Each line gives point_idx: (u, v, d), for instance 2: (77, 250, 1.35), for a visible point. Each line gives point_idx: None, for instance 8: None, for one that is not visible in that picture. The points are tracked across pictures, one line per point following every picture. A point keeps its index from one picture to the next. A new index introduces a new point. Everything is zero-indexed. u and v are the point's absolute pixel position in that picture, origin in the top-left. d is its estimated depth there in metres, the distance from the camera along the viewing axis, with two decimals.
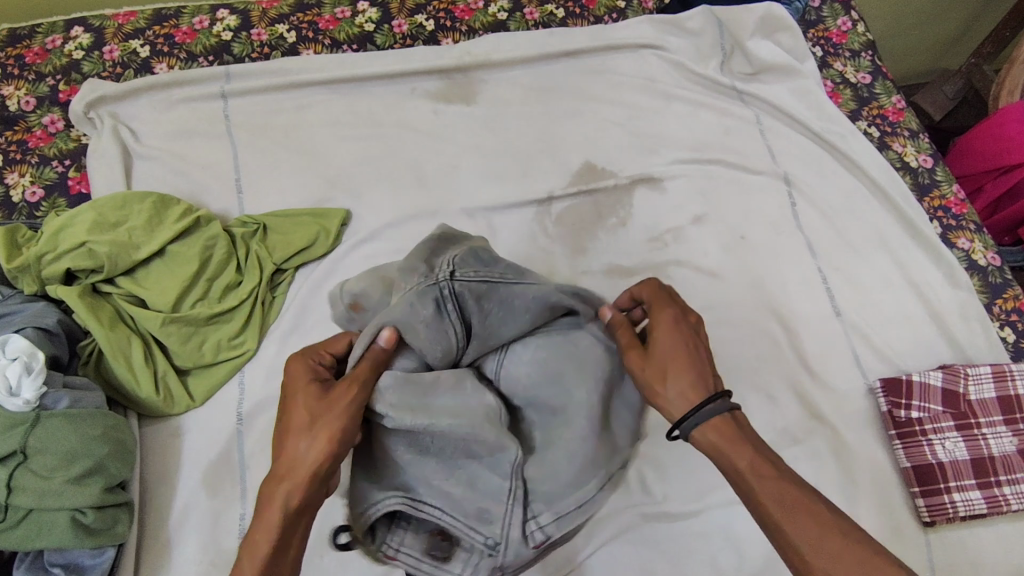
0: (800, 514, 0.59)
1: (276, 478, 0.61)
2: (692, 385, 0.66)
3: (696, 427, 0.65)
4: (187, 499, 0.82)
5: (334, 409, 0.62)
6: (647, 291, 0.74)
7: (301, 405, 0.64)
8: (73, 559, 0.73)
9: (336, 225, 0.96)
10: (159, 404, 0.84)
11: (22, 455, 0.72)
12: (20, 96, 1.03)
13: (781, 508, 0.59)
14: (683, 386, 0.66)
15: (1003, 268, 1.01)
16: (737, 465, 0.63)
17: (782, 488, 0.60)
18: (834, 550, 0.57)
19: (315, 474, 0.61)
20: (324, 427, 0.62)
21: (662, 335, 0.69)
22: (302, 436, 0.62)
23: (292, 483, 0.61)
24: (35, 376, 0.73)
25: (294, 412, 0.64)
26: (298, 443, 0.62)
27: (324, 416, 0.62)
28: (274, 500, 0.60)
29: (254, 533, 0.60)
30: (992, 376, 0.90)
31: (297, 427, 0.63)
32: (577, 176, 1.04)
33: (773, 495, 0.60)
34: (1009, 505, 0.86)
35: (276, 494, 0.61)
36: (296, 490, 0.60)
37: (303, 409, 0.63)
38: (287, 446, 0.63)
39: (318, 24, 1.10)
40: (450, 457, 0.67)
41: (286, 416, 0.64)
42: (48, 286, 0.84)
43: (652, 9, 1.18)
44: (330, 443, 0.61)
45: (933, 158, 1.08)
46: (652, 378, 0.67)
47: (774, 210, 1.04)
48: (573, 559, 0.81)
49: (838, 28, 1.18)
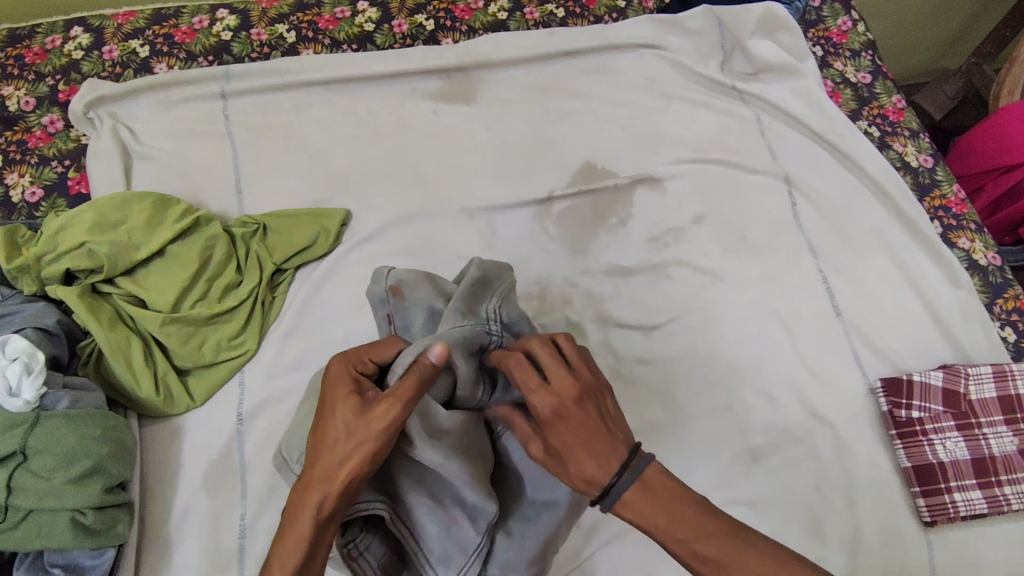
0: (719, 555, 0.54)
1: (308, 483, 0.56)
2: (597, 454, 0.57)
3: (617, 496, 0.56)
4: (187, 500, 0.82)
5: (373, 423, 0.57)
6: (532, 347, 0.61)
7: (340, 411, 0.58)
8: (73, 560, 0.73)
9: (336, 225, 0.95)
10: (160, 405, 0.83)
11: (22, 455, 0.72)
12: (19, 96, 1.03)
13: (712, 557, 0.54)
14: (589, 467, 0.57)
15: (1003, 267, 1.01)
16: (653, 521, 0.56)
17: (708, 532, 0.55)
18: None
19: (350, 486, 0.56)
20: (359, 437, 0.56)
21: (559, 419, 0.58)
22: (338, 446, 0.56)
23: (322, 496, 0.55)
24: (34, 377, 0.73)
25: (329, 416, 0.59)
26: (333, 450, 0.57)
27: (365, 429, 0.57)
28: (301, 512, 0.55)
29: (283, 536, 0.56)
30: (993, 376, 0.90)
31: (333, 435, 0.57)
32: (577, 176, 1.04)
33: (693, 538, 0.55)
34: (1010, 505, 0.86)
35: (304, 505, 0.55)
36: (326, 505, 0.55)
37: (343, 417, 0.58)
38: (321, 456, 0.57)
39: (318, 24, 1.10)
40: (440, 499, 0.64)
41: (322, 422, 0.59)
42: (48, 286, 0.84)
43: (652, 8, 1.18)
44: (368, 459, 0.56)
45: (933, 158, 1.08)
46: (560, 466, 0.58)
47: (775, 210, 1.04)
48: (573, 560, 0.81)
49: (838, 27, 1.18)
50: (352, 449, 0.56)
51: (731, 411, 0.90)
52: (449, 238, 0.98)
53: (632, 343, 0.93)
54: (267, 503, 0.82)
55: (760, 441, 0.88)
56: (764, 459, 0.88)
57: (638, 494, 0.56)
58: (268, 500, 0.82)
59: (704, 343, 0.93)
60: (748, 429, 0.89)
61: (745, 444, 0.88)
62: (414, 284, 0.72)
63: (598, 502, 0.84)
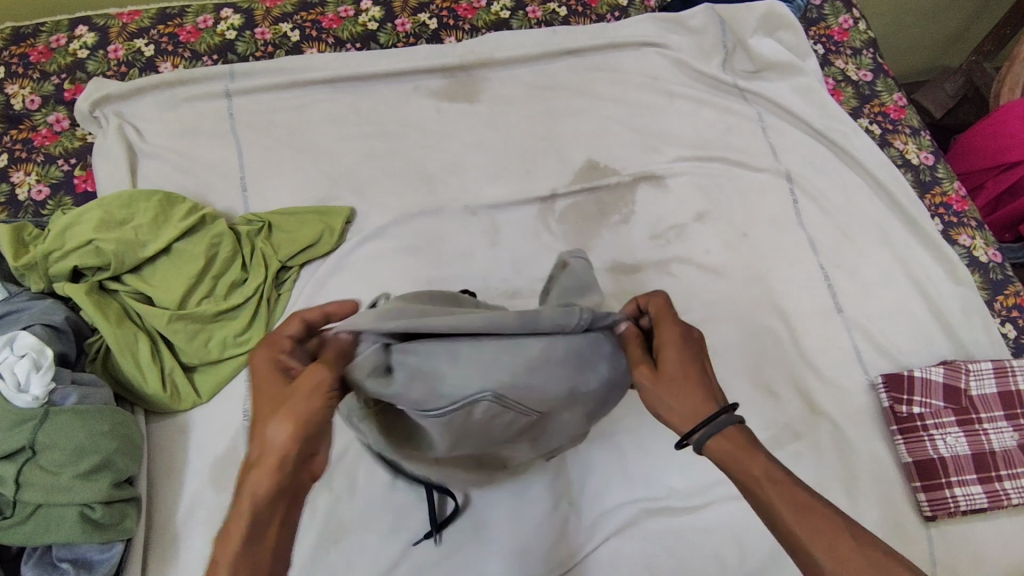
0: (821, 525, 0.52)
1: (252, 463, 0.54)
2: (700, 397, 0.58)
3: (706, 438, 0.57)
4: (194, 495, 0.83)
5: (296, 401, 0.54)
6: (654, 299, 0.65)
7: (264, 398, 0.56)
8: (81, 555, 0.73)
9: (340, 223, 0.96)
10: (166, 401, 0.84)
11: (30, 450, 0.72)
12: (25, 95, 1.03)
13: (796, 510, 0.53)
14: (692, 398, 0.58)
15: (1004, 264, 1.01)
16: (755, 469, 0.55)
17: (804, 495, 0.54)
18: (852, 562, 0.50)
19: (287, 456, 0.53)
20: (291, 407, 0.54)
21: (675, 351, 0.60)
22: (275, 419, 0.54)
23: (263, 473, 0.52)
24: (44, 373, 0.73)
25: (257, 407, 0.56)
26: (257, 435, 0.55)
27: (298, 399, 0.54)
28: (238, 503, 0.52)
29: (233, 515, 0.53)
30: (993, 371, 0.90)
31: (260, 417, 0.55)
32: (579, 174, 1.04)
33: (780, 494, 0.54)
34: (1010, 500, 0.86)
35: (240, 495, 0.53)
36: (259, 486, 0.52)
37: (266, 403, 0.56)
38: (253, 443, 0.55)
39: (321, 23, 1.11)
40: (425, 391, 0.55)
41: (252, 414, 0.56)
42: (55, 283, 0.85)
43: (654, 7, 1.18)
44: (299, 432, 0.53)
45: (934, 156, 1.09)
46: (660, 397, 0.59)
47: (776, 207, 1.04)
48: (576, 554, 0.82)
49: (839, 26, 1.18)
50: (280, 430, 0.53)
51: (732, 407, 0.90)
52: (452, 236, 0.99)
53: None
54: None
55: (761, 436, 0.89)
56: None
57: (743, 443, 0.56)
58: None
59: (706, 338, 0.94)
60: (749, 424, 0.90)
61: None
62: (581, 275, 0.71)
63: (600, 497, 0.85)
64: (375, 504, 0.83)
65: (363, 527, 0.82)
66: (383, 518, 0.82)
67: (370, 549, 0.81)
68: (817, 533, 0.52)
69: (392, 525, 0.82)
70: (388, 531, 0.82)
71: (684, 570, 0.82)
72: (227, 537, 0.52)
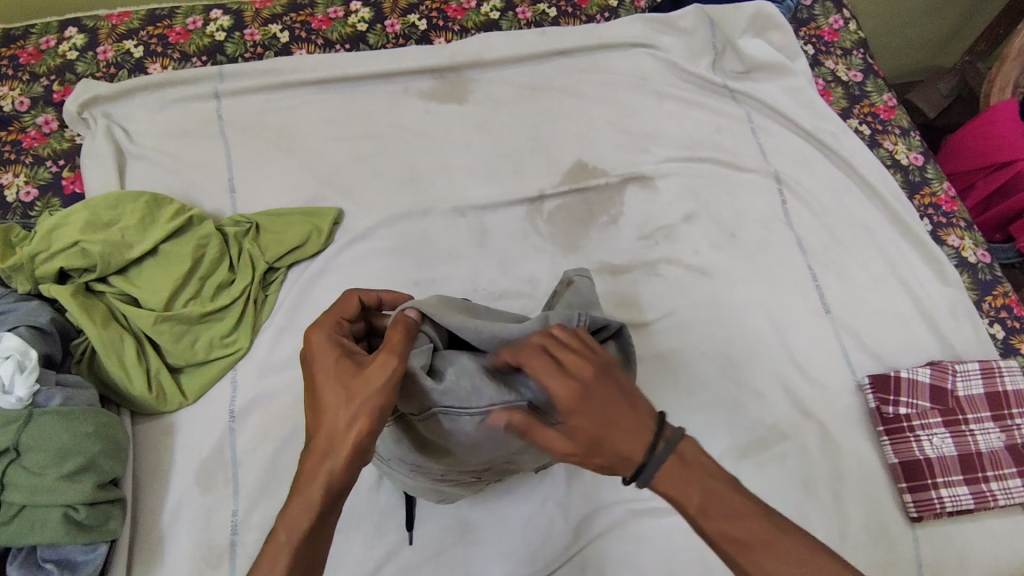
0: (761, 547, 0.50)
1: (315, 451, 0.51)
2: (621, 442, 0.51)
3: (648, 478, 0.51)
4: (180, 495, 0.83)
5: (373, 382, 0.52)
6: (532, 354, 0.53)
7: (327, 378, 0.54)
8: (65, 556, 0.74)
9: (328, 224, 0.96)
10: (152, 402, 0.84)
11: (14, 452, 0.72)
12: (14, 96, 1.03)
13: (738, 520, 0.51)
14: (625, 442, 0.51)
15: (992, 265, 1.01)
16: (688, 504, 0.51)
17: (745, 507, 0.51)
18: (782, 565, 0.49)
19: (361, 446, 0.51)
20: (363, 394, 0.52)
21: (587, 396, 0.51)
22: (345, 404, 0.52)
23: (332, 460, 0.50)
24: (27, 375, 0.73)
25: (320, 387, 0.54)
26: (325, 414, 0.52)
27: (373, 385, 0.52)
28: (303, 486, 0.50)
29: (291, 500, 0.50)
30: (980, 372, 0.90)
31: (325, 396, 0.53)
32: (568, 174, 1.04)
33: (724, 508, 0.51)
34: (997, 501, 0.86)
35: (308, 479, 0.50)
36: (333, 472, 0.50)
37: (336, 383, 0.53)
38: (320, 425, 0.52)
39: (311, 24, 1.11)
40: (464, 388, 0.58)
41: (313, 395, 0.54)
42: (41, 285, 0.85)
43: (644, 7, 1.18)
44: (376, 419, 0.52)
45: (924, 156, 1.09)
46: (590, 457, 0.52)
47: (765, 208, 1.04)
48: (562, 554, 0.82)
49: (829, 26, 1.18)
50: (355, 413, 0.52)
51: (719, 408, 0.90)
52: (440, 237, 0.99)
53: None
54: (259, 498, 0.83)
55: (747, 437, 0.89)
56: (752, 455, 0.88)
57: (683, 468, 0.51)
58: (259, 496, 0.83)
59: (694, 339, 0.94)
60: (736, 425, 0.90)
61: (733, 440, 0.89)
62: (585, 289, 0.71)
63: (586, 498, 0.85)
64: (360, 505, 0.83)
65: (349, 528, 0.82)
66: (369, 519, 0.82)
67: (356, 549, 0.81)
68: (758, 552, 0.50)
69: (378, 526, 0.82)
70: (373, 531, 0.82)
71: (669, 571, 0.82)
72: (291, 524, 0.49)
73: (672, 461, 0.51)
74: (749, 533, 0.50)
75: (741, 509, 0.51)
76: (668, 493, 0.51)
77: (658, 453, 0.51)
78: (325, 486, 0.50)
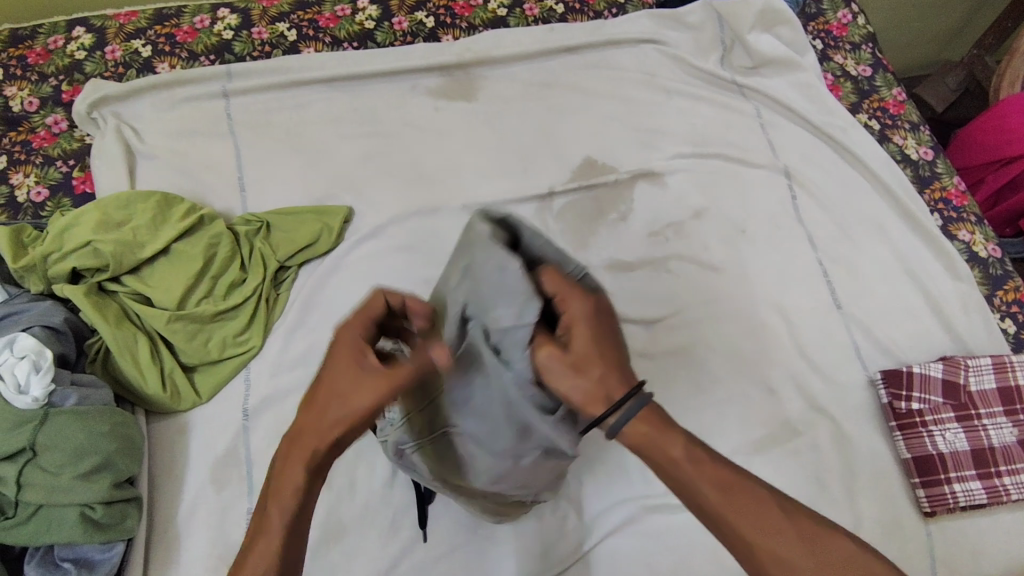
0: (735, 498, 0.52)
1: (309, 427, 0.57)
2: (612, 377, 0.53)
3: (623, 427, 0.53)
4: (194, 494, 0.83)
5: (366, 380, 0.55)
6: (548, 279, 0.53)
7: (340, 367, 0.56)
8: (83, 555, 0.74)
9: (338, 223, 0.96)
10: (166, 401, 0.84)
11: (31, 451, 0.73)
12: (23, 96, 1.04)
13: (719, 494, 0.52)
14: (611, 385, 0.52)
15: (1003, 259, 1.01)
16: (668, 454, 0.52)
17: (718, 473, 0.52)
18: (757, 514, 0.52)
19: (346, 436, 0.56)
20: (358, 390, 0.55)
21: (582, 331, 0.53)
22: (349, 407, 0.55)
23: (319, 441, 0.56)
24: (43, 375, 0.74)
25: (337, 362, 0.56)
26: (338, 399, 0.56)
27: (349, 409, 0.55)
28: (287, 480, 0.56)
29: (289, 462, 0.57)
30: (993, 367, 0.90)
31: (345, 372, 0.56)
32: (577, 171, 1.04)
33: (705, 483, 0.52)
34: (1009, 495, 0.86)
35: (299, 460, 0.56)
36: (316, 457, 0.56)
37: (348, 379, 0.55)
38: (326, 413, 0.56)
39: (318, 22, 1.11)
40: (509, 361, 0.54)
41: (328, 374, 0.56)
42: (55, 285, 0.85)
43: (652, 3, 1.18)
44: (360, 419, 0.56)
45: (934, 151, 1.08)
46: (566, 381, 0.52)
47: (775, 203, 1.04)
48: (577, 551, 0.82)
49: (838, 21, 1.18)
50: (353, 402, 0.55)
51: (732, 404, 0.91)
52: (450, 235, 0.99)
53: (632, 338, 0.93)
54: None
55: (759, 433, 0.89)
56: (765, 449, 0.88)
57: (646, 421, 0.53)
58: None
59: (705, 335, 0.94)
60: (748, 421, 0.90)
61: (745, 437, 0.89)
62: None
63: (601, 494, 0.85)
64: (375, 504, 0.83)
65: (364, 526, 0.82)
66: (383, 518, 0.83)
67: (371, 547, 0.81)
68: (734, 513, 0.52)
69: (393, 524, 0.83)
70: (388, 529, 0.82)
71: (683, 567, 0.82)
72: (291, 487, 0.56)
73: (646, 411, 0.53)
74: (718, 498, 0.52)
75: (710, 459, 0.53)
76: (640, 443, 0.53)
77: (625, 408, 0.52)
78: (304, 472, 0.56)
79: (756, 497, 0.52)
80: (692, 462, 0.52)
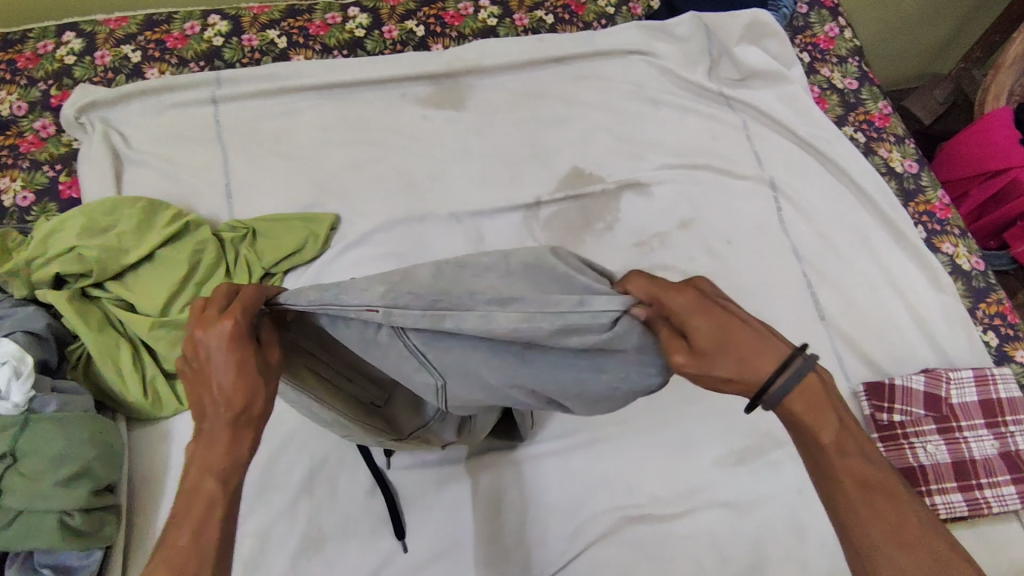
0: (878, 500, 0.49)
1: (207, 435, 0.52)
2: (759, 351, 0.51)
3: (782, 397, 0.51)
4: (174, 502, 0.82)
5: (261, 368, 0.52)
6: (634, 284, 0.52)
7: (225, 362, 0.51)
8: (61, 561, 0.73)
9: (324, 230, 0.96)
10: (147, 407, 0.84)
11: (11, 458, 0.73)
12: (11, 100, 1.04)
13: (860, 492, 0.49)
14: (764, 355, 0.51)
15: (986, 272, 1.01)
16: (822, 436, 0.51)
17: (868, 475, 0.50)
18: (892, 529, 0.49)
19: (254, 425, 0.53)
20: (255, 375, 0.52)
21: (700, 323, 0.50)
22: (255, 392, 0.52)
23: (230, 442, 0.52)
24: (24, 381, 0.74)
25: (219, 358, 0.51)
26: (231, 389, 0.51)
27: (252, 403, 0.52)
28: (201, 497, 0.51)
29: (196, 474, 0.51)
30: (974, 380, 0.91)
31: (226, 365, 0.51)
32: (564, 180, 1.05)
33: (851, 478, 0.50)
34: (990, 508, 0.86)
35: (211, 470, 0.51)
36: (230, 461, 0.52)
37: (236, 369, 0.51)
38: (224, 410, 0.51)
39: (308, 30, 1.11)
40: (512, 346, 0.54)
41: (211, 370, 0.51)
42: (38, 290, 0.85)
43: (641, 15, 1.19)
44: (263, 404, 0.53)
45: (918, 164, 1.09)
46: (713, 368, 0.50)
47: (761, 214, 1.05)
48: (557, 560, 0.82)
49: (825, 34, 1.19)
50: (252, 389, 0.51)
51: (715, 415, 0.91)
52: (437, 243, 0.99)
53: None
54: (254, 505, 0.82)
55: (742, 443, 0.89)
56: (748, 460, 0.88)
57: (812, 400, 0.51)
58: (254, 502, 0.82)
59: None
60: (731, 432, 0.90)
61: (728, 448, 0.89)
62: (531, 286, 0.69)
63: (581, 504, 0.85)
64: (356, 513, 0.83)
65: (345, 535, 0.82)
66: (365, 526, 0.83)
67: (352, 555, 0.81)
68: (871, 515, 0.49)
69: (374, 533, 0.82)
70: (368, 539, 0.82)
71: None
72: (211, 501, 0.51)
73: (808, 375, 0.51)
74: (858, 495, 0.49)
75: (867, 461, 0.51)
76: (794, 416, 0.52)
77: (783, 379, 0.50)
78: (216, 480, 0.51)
79: (903, 509, 0.49)
80: (842, 453, 0.51)
